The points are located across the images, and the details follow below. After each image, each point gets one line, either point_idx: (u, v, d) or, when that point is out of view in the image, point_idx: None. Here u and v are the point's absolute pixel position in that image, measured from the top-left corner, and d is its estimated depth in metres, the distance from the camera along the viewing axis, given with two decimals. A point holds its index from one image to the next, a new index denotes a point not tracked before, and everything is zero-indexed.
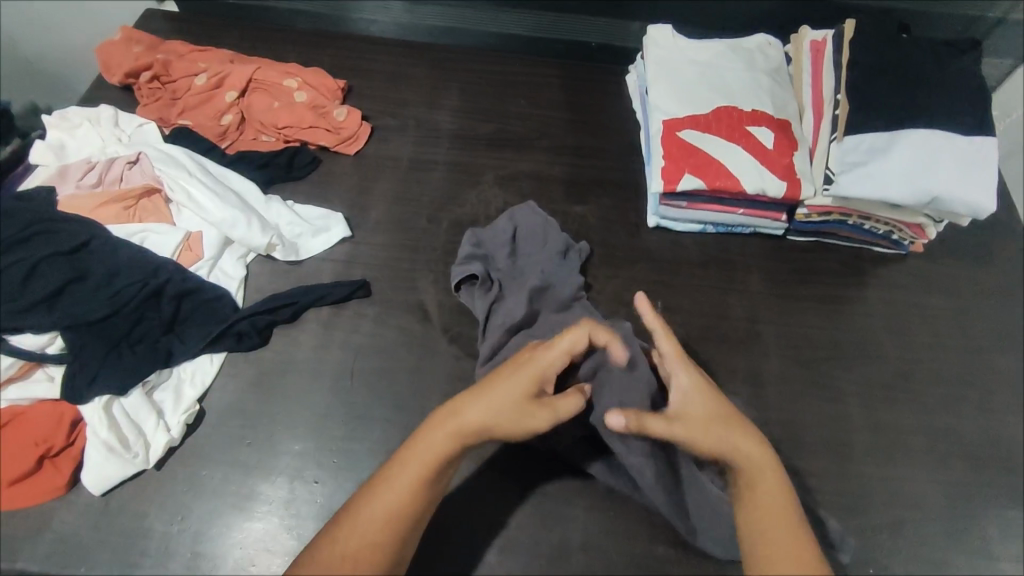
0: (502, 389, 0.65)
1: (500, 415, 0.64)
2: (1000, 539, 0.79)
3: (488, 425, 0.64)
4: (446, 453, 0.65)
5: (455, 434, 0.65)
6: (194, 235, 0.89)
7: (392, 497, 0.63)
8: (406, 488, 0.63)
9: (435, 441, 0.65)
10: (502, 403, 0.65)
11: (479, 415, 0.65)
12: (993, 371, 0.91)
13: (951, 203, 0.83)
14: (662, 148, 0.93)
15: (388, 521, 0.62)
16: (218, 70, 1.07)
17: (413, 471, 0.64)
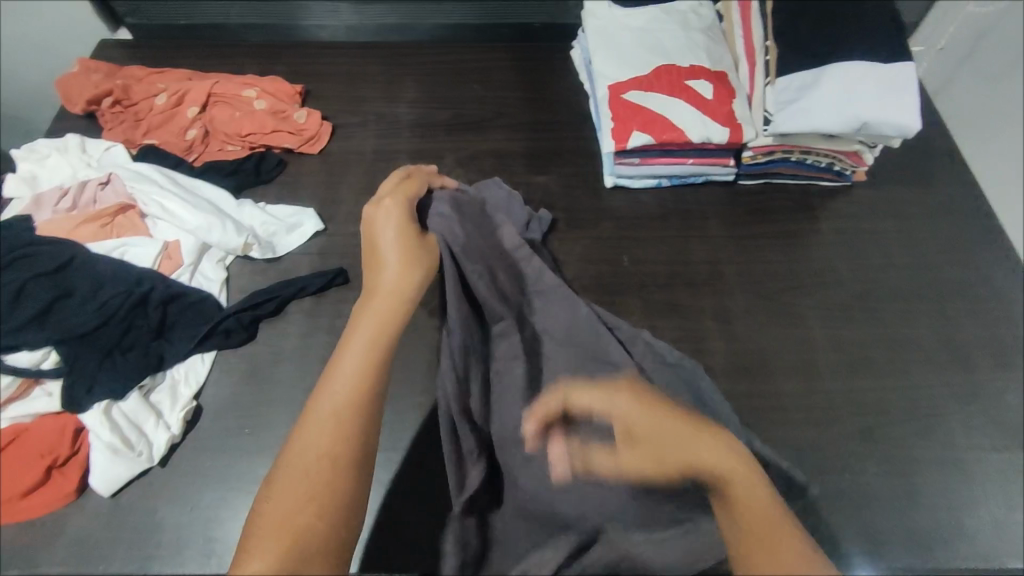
0: (392, 245, 0.71)
1: (400, 256, 0.70)
2: (964, 431, 0.84)
3: (408, 280, 0.68)
4: (395, 311, 0.67)
5: (388, 297, 0.67)
6: (172, 244, 0.92)
7: (350, 373, 0.63)
8: (360, 347, 0.64)
9: (374, 302, 0.67)
10: (400, 259, 0.70)
11: (395, 276, 0.69)
12: (943, 281, 0.96)
13: (880, 127, 0.88)
14: (609, 110, 0.98)
15: (363, 391, 0.62)
16: (177, 89, 1.10)
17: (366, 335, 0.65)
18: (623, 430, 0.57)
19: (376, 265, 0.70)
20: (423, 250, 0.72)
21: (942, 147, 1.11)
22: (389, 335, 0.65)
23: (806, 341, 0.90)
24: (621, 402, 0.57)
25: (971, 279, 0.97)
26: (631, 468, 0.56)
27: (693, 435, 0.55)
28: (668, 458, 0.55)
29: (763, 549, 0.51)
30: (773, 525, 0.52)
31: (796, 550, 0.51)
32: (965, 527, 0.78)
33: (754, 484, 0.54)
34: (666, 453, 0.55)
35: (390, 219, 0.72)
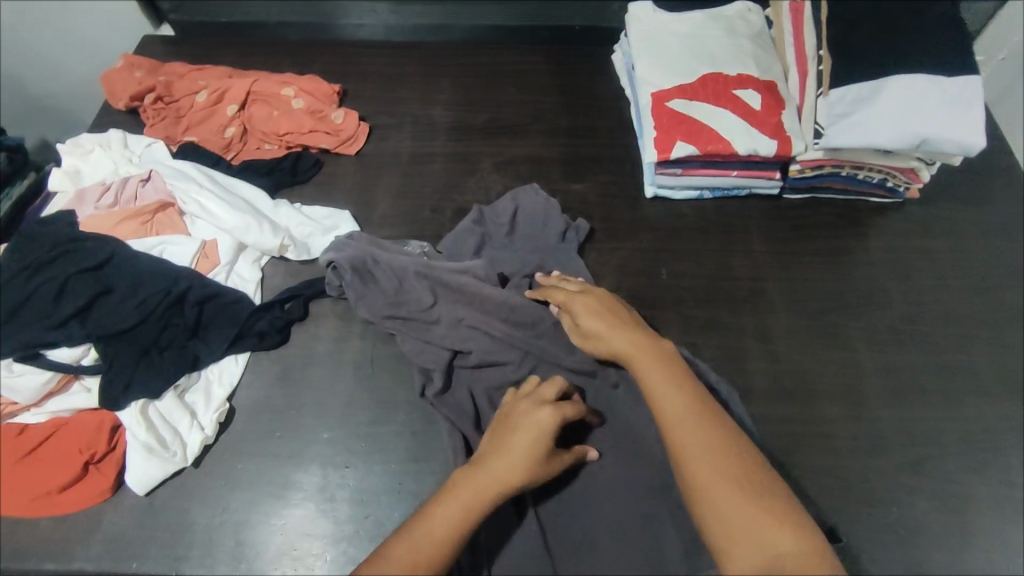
0: (526, 438, 0.68)
1: (532, 444, 0.67)
2: (1020, 468, 0.80)
3: (523, 478, 0.67)
4: (479, 511, 0.65)
5: (481, 491, 0.65)
6: (209, 243, 0.93)
7: (432, 544, 0.63)
8: (445, 524, 0.64)
9: (475, 482, 0.66)
10: (523, 457, 0.67)
11: (502, 473, 0.66)
12: (999, 306, 0.92)
13: (940, 143, 0.84)
14: (653, 118, 0.96)
15: (419, 570, 0.61)
16: (218, 86, 1.11)
17: (452, 517, 0.64)
18: (597, 321, 0.78)
19: (505, 440, 0.68)
20: (545, 466, 0.68)
21: (1001, 164, 1.06)
22: (469, 530, 0.64)
23: (852, 365, 0.87)
24: (581, 297, 0.80)
25: None
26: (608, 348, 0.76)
27: (624, 325, 0.77)
28: (612, 329, 0.76)
29: (683, 426, 0.66)
30: (671, 385, 0.70)
31: (688, 403, 0.68)
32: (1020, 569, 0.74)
33: (661, 357, 0.73)
34: (627, 335, 0.75)
35: (536, 415, 0.69)
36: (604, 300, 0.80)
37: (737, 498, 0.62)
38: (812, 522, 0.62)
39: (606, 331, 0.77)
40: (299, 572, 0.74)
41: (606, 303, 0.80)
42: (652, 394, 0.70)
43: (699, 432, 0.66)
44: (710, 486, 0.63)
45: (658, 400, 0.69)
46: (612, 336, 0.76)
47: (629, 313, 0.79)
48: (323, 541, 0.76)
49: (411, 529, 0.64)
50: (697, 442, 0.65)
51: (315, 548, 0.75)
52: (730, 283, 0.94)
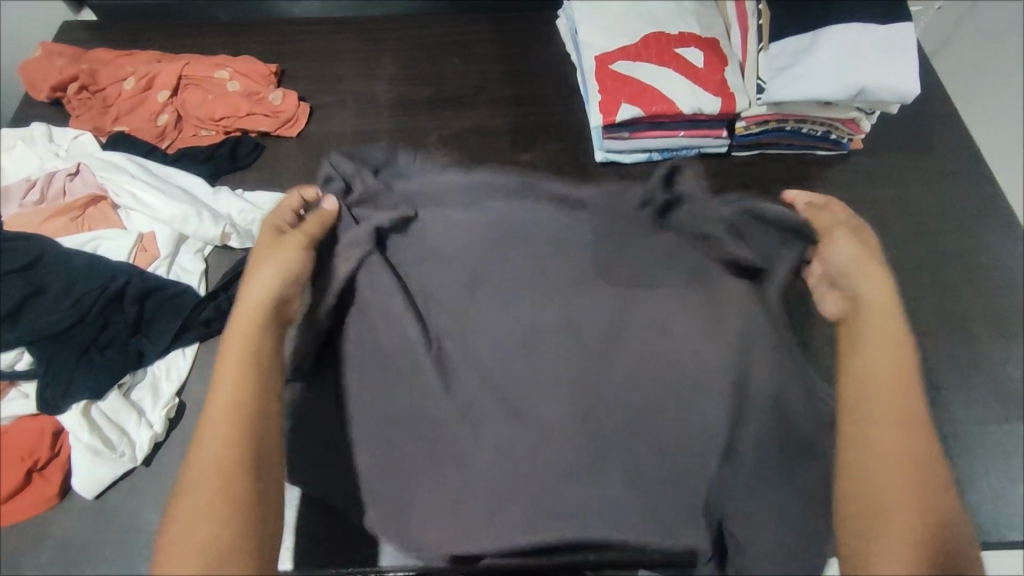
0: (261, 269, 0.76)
1: (270, 270, 0.76)
2: (963, 404, 0.82)
3: (263, 286, 0.75)
4: (258, 326, 0.72)
5: (243, 334, 0.70)
6: (147, 235, 0.90)
7: (221, 404, 0.65)
8: (234, 362, 0.68)
9: (244, 309, 0.73)
10: (255, 295, 0.74)
11: (259, 294, 0.74)
12: (942, 249, 0.94)
13: (877, 93, 0.85)
14: (597, 82, 0.95)
15: (243, 403, 0.65)
16: (146, 72, 1.06)
17: (235, 351, 0.69)
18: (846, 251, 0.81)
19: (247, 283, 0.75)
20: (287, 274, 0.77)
21: (940, 110, 1.08)
22: (254, 368, 0.68)
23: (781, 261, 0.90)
24: (873, 265, 0.79)
25: (971, 246, 0.94)
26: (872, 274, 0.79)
27: (888, 327, 0.73)
28: (881, 332, 0.73)
29: (891, 396, 0.68)
30: (902, 392, 0.68)
31: (914, 418, 0.67)
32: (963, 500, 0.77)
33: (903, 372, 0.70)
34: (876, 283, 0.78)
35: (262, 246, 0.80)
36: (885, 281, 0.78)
37: (904, 469, 0.63)
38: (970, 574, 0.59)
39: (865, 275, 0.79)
40: None
41: (887, 288, 0.77)
42: (881, 406, 0.67)
43: (898, 454, 0.64)
44: (885, 500, 0.62)
45: (878, 381, 0.69)
46: (859, 269, 0.79)
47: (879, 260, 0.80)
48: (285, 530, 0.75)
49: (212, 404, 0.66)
50: (897, 461, 0.64)
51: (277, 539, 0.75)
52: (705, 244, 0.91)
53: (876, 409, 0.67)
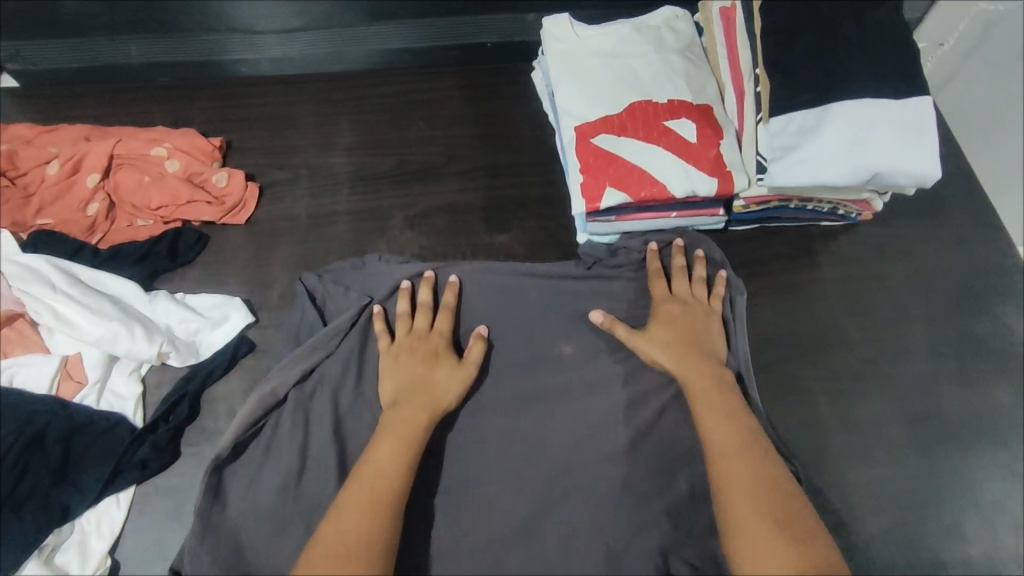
0: (422, 358, 0.74)
1: (442, 366, 0.74)
2: (988, 522, 0.75)
3: (446, 387, 0.73)
4: (427, 423, 0.69)
5: (417, 407, 0.70)
6: (72, 359, 0.78)
7: (393, 466, 0.65)
8: (391, 447, 0.66)
9: (412, 403, 0.70)
10: (432, 375, 0.73)
11: (425, 384, 0.72)
12: (960, 335, 0.86)
13: (893, 177, 0.75)
14: (579, 160, 0.84)
15: (382, 496, 0.62)
16: (71, 152, 0.94)
17: (401, 439, 0.67)
18: (661, 299, 0.81)
19: (416, 367, 0.73)
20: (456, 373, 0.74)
21: (952, 168, 0.98)
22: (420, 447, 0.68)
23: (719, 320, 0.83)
24: (666, 304, 0.80)
25: (991, 332, 0.87)
26: (655, 328, 0.79)
27: (698, 351, 0.76)
28: (680, 354, 0.76)
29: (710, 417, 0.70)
30: (719, 389, 0.73)
31: (733, 407, 0.71)
32: None
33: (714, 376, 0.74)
34: (678, 323, 0.78)
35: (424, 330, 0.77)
36: (693, 304, 0.81)
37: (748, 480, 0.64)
38: (825, 533, 0.61)
39: (659, 324, 0.79)
40: None
41: (689, 315, 0.79)
42: (699, 402, 0.72)
43: (729, 435, 0.68)
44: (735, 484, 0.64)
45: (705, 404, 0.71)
46: (664, 317, 0.79)
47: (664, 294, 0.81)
48: None
49: (370, 458, 0.65)
50: (729, 445, 0.67)
51: None
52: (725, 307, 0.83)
53: (703, 409, 0.71)
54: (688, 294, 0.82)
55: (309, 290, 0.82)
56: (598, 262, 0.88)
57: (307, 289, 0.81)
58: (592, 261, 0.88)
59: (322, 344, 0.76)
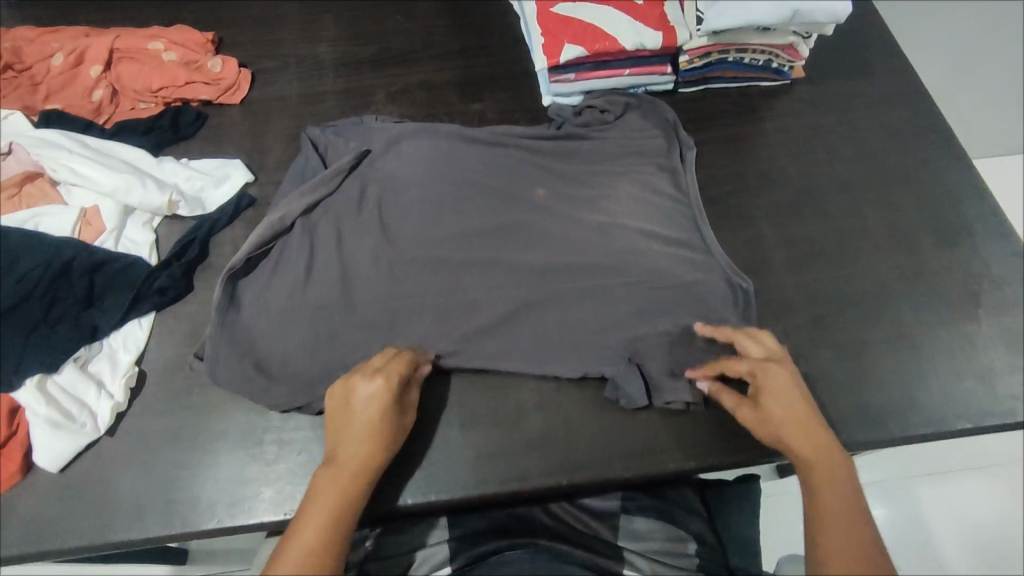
0: (357, 431, 0.67)
1: (371, 435, 0.67)
2: (910, 310, 0.85)
3: (371, 459, 0.66)
4: (353, 494, 0.64)
5: (359, 473, 0.65)
6: (90, 210, 0.86)
7: (325, 526, 0.61)
8: (319, 524, 0.61)
9: (343, 468, 0.65)
10: (359, 442, 0.66)
11: (353, 450, 0.66)
12: (885, 167, 0.97)
13: (811, 13, 0.87)
14: (539, 26, 0.95)
15: None
16: (75, 46, 1.02)
17: (327, 506, 0.62)
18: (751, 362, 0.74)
19: (344, 435, 0.67)
20: (385, 446, 0.67)
21: (878, 35, 1.10)
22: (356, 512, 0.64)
23: (670, 154, 0.96)
24: (766, 369, 0.73)
25: (913, 163, 0.97)
26: (766, 397, 0.71)
27: (813, 422, 0.69)
28: (800, 426, 0.68)
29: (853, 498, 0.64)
30: (838, 471, 0.66)
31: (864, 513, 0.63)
32: (917, 397, 0.80)
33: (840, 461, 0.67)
34: (785, 395, 0.71)
35: (357, 394, 0.69)
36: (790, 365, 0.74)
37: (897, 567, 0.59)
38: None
39: (766, 396, 0.71)
40: (236, 516, 0.74)
41: (792, 379, 0.72)
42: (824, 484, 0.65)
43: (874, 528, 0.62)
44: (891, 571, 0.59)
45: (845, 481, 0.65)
46: (769, 380, 0.72)
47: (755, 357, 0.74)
48: (269, 485, 0.76)
49: (297, 536, 0.60)
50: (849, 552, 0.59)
51: (252, 491, 0.76)
52: (675, 149, 0.96)
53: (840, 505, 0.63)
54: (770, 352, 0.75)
55: (313, 140, 0.96)
56: (564, 117, 0.98)
57: (311, 139, 0.95)
58: (562, 120, 0.98)
59: (326, 182, 0.91)
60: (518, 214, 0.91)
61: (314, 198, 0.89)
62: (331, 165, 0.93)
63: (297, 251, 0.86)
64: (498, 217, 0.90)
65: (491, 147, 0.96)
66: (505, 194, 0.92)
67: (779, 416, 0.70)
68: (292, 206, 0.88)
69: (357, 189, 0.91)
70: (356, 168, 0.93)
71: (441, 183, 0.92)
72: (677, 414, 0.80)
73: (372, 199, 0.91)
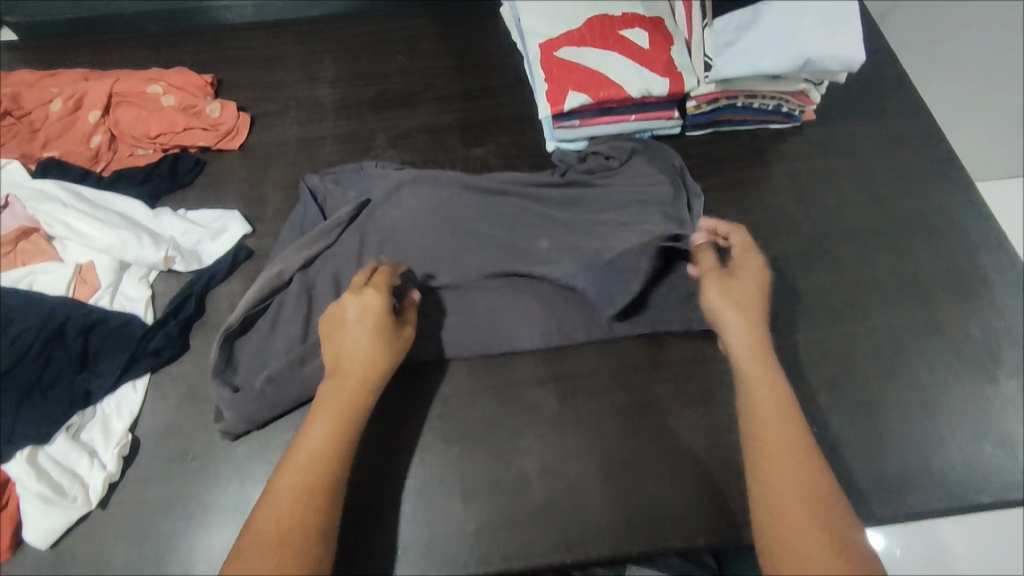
0: (365, 334, 0.72)
1: (379, 341, 0.72)
2: (925, 370, 0.82)
3: (381, 360, 0.71)
4: (362, 391, 0.70)
5: (356, 391, 0.70)
6: (86, 266, 0.85)
7: (325, 438, 0.67)
8: (330, 424, 0.67)
9: (355, 370, 0.70)
10: (371, 344, 0.71)
11: (365, 352, 0.71)
12: (900, 215, 0.94)
13: (823, 63, 0.84)
14: (543, 70, 0.92)
15: (315, 476, 0.64)
16: (73, 91, 0.99)
17: (338, 405, 0.69)
18: (741, 256, 0.77)
19: (353, 336, 0.72)
20: (392, 346, 0.73)
21: (891, 73, 1.06)
22: (354, 429, 0.69)
23: (677, 202, 0.93)
24: (746, 265, 0.77)
25: (929, 211, 0.94)
26: (739, 286, 0.75)
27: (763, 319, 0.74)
28: (754, 318, 0.73)
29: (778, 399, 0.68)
30: (768, 375, 0.70)
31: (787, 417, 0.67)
32: (931, 467, 0.77)
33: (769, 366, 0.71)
34: (753, 292, 0.75)
35: (367, 303, 0.73)
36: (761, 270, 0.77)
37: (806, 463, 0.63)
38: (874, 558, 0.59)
39: (744, 280, 0.75)
40: None
41: (762, 278, 0.76)
42: (763, 408, 0.67)
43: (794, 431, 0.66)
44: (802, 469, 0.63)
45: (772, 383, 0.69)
46: (748, 272, 0.76)
47: (743, 253, 0.77)
48: None
49: (309, 435, 0.67)
50: (788, 490, 0.62)
51: None
52: (683, 198, 0.92)
53: (765, 409, 0.67)
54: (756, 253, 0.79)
55: (313, 190, 0.94)
56: (568, 163, 0.96)
57: (311, 187, 0.93)
58: (566, 167, 0.96)
59: (325, 234, 0.89)
60: (520, 268, 0.88)
61: (314, 250, 0.88)
62: (330, 216, 0.91)
63: (295, 309, 0.84)
64: (501, 271, 0.88)
65: (493, 194, 0.93)
66: (507, 246, 0.90)
67: (744, 303, 0.74)
68: (290, 259, 0.86)
69: (356, 241, 0.89)
70: (355, 219, 0.91)
71: (442, 235, 0.90)
72: (685, 483, 0.77)
73: (371, 252, 0.89)
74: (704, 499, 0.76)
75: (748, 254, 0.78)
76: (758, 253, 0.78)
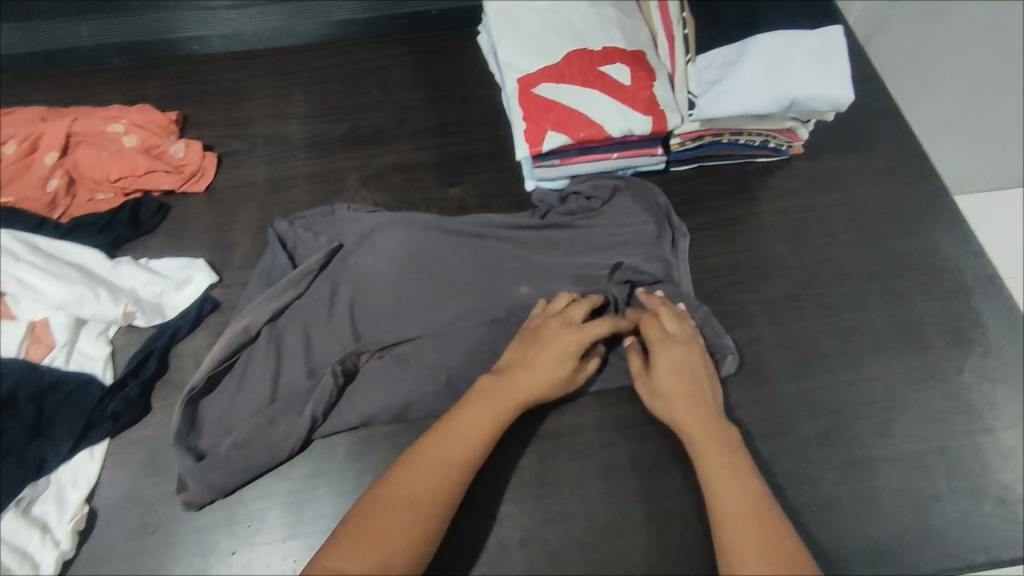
0: (552, 354, 0.73)
1: (558, 365, 0.73)
2: (919, 420, 0.79)
3: (551, 381, 0.73)
4: (520, 403, 0.72)
5: (514, 401, 0.71)
6: (39, 323, 0.80)
7: (474, 437, 0.68)
8: (484, 418, 0.70)
9: (522, 381, 0.72)
10: (552, 362, 0.73)
11: (543, 367, 0.73)
12: (891, 253, 0.91)
13: (810, 104, 0.82)
14: (521, 108, 0.88)
15: (453, 463, 0.66)
16: (28, 132, 0.92)
17: (497, 407, 0.71)
18: (658, 347, 0.75)
19: (542, 350, 0.74)
20: (569, 375, 0.74)
21: (879, 104, 1.04)
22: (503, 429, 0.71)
23: (661, 243, 0.89)
24: (664, 349, 0.75)
25: (920, 249, 0.91)
26: (660, 377, 0.74)
27: (701, 400, 0.72)
28: (687, 406, 0.72)
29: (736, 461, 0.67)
30: (722, 444, 0.68)
31: (744, 478, 0.66)
32: (927, 525, 0.74)
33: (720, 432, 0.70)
34: (681, 378, 0.73)
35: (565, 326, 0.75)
36: (684, 350, 0.75)
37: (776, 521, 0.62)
38: None
39: (662, 372, 0.74)
40: None
41: (686, 359, 0.74)
42: (714, 478, 0.66)
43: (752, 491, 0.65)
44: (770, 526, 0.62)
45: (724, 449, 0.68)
46: (667, 361, 0.74)
47: (656, 337, 0.76)
48: None
49: (460, 416, 0.70)
50: (753, 544, 0.60)
51: None
52: (667, 238, 0.89)
53: (719, 475, 0.66)
54: (675, 333, 0.76)
55: (281, 236, 0.89)
56: (549, 204, 0.92)
57: (279, 234, 0.89)
58: (546, 208, 0.92)
59: (294, 284, 0.84)
60: (499, 317, 0.85)
61: (281, 303, 0.83)
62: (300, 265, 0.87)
63: (262, 367, 0.80)
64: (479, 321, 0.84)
65: (470, 237, 0.89)
66: (485, 294, 0.86)
67: (669, 396, 0.73)
68: (256, 313, 0.82)
69: (327, 291, 0.85)
70: (326, 266, 0.87)
71: (417, 283, 0.86)
72: (671, 548, 0.74)
73: (343, 303, 0.85)
74: (690, 564, 0.73)
75: (663, 336, 0.76)
76: (677, 336, 0.76)
